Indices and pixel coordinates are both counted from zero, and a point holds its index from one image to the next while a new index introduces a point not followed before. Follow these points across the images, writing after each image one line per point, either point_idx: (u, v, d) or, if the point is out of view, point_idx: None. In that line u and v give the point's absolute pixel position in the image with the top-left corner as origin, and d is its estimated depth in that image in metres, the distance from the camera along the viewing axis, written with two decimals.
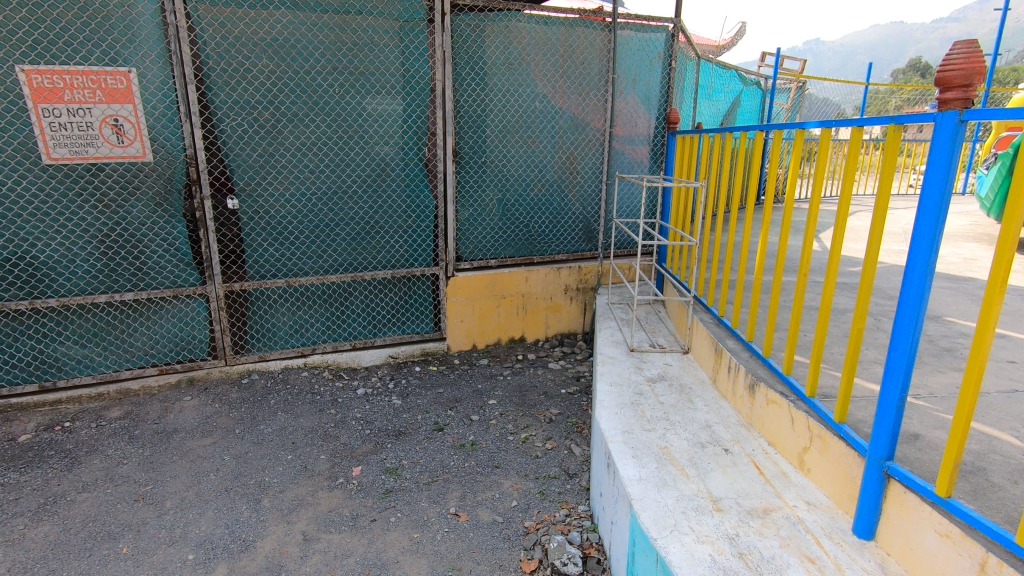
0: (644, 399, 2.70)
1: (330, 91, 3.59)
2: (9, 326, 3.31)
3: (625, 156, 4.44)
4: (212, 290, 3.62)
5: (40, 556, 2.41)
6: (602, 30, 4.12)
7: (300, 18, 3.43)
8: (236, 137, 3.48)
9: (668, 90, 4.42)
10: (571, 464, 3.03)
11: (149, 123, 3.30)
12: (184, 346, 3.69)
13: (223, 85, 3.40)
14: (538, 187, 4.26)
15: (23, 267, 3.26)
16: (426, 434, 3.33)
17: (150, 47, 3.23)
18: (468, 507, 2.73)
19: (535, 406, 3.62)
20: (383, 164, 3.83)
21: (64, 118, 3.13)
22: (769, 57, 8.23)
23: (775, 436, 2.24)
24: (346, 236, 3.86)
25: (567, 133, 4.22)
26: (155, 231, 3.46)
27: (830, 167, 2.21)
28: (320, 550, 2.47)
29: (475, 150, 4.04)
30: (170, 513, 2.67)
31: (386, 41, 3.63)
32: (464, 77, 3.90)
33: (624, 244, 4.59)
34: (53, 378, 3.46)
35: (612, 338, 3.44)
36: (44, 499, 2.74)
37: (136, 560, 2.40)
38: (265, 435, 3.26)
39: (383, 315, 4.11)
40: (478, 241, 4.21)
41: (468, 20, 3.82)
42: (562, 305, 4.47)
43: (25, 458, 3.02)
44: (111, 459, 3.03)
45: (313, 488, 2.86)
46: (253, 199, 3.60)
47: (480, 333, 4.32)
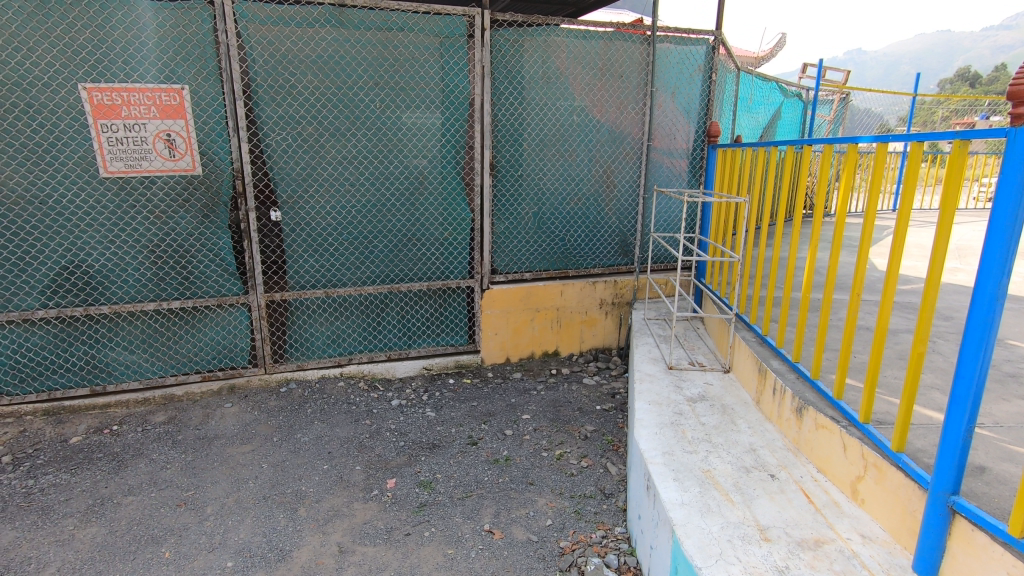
0: (684, 419, 2.63)
1: (371, 106, 3.66)
2: (64, 332, 3.45)
3: (663, 169, 4.38)
4: (255, 299, 3.71)
5: (87, 557, 2.48)
6: (641, 43, 4.11)
7: (345, 36, 3.52)
8: (280, 151, 3.58)
9: (708, 103, 4.36)
10: (607, 484, 2.96)
11: (199, 138, 3.42)
12: (226, 354, 3.77)
13: (270, 101, 3.50)
14: (574, 200, 4.24)
15: (79, 275, 3.40)
16: (460, 447, 3.31)
17: (203, 65, 3.35)
18: (502, 524, 2.69)
19: (570, 423, 3.57)
20: (421, 177, 3.87)
21: (121, 133, 3.27)
22: (811, 68, 8.03)
23: (825, 463, 2.15)
24: (384, 248, 3.91)
25: (605, 147, 4.20)
26: (202, 242, 3.57)
27: (885, 183, 2.13)
28: (355, 562, 2.47)
29: (512, 163, 4.05)
30: (210, 519, 2.72)
31: (427, 56, 3.70)
32: (502, 91, 3.92)
33: (661, 258, 4.52)
34: (103, 383, 3.58)
35: (650, 355, 3.37)
36: (93, 500, 2.83)
37: (177, 564, 2.45)
38: (302, 444, 3.30)
39: (418, 327, 4.13)
40: (514, 254, 4.20)
41: (508, 35, 3.85)
42: (597, 319, 4.42)
43: (76, 459, 3.14)
44: (155, 464, 3.11)
45: (348, 499, 2.87)
46: (295, 211, 3.68)
47: (515, 346, 4.29)
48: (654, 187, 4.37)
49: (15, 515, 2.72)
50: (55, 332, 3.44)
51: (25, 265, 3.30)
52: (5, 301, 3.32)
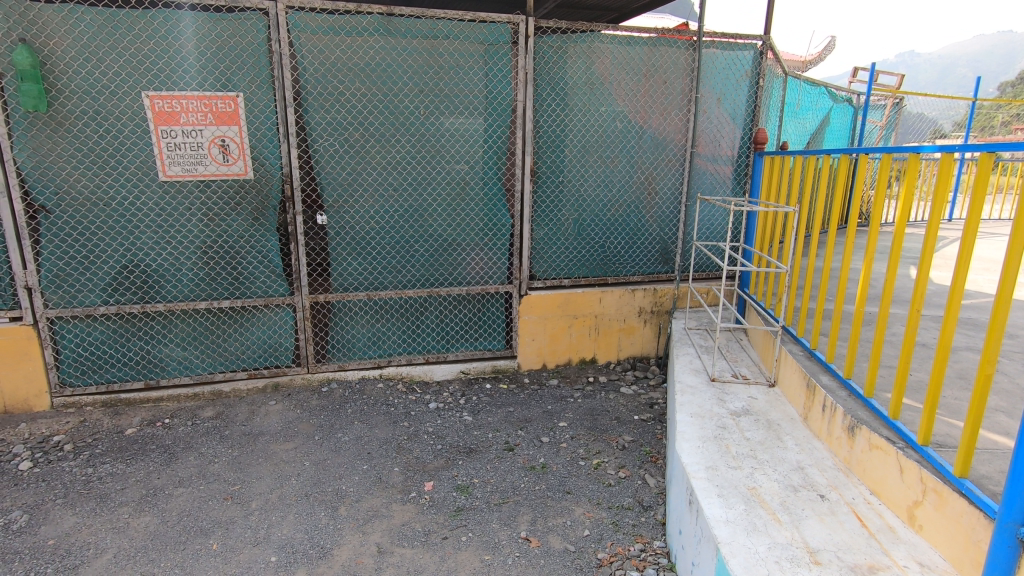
0: (728, 433, 2.57)
1: (415, 112, 3.73)
2: (123, 328, 3.62)
3: (706, 176, 4.30)
4: (300, 300, 3.81)
5: (141, 545, 2.59)
6: (686, 49, 4.06)
7: (392, 44, 3.59)
8: (328, 156, 3.67)
9: (754, 109, 4.27)
10: (645, 496, 2.92)
11: (252, 144, 3.53)
12: (271, 353, 3.88)
13: (318, 107, 3.59)
14: (615, 207, 4.21)
15: (137, 274, 3.56)
16: (497, 453, 3.32)
17: (257, 73, 3.47)
18: (539, 532, 2.68)
19: (607, 432, 3.53)
20: (463, 183, 3.91)
21: (179, 139, 3.41)
22: (862, 73, 7.78)
23: (880, 485, 2.06)
24: (424, 252, 3.96)
25: (647, 154, 4.16)
26: (251, 244, 3.69)
27: (948, 194, 2.04)
28: (393, 563, 2.50)
29: (553, 169, 4.04)
30: (255, 513, 2.80)
31: (471, 63, 3.74)
32: (545, 98, 3.92)
33: (703, 266, 4.43)
34: (156, 377, 3.73)
35: (691, 366, 3.30)
36: (146, 490, 2.95)
37: (224, 557, 2.53)
38: (342, 443, 3.37)
39: (456, 331, 4.16)
40: (553, 260, 4.20)
41: (551, 41, 3.85)
42: (636, 327, 4.37)
43: (130, 450, 3.28)
44: (204, 457, 3.23)
45: (387, 500, 2.91)
46: (340, 215, 3.76)
47: (552, 353, 4.27)
48: (697, 194, 4.30)
49: (75, 501, 2.86)
50: (114, 327, 3.61)
51: (89, 264, 3.48)
52: (70, 297, 3.50)
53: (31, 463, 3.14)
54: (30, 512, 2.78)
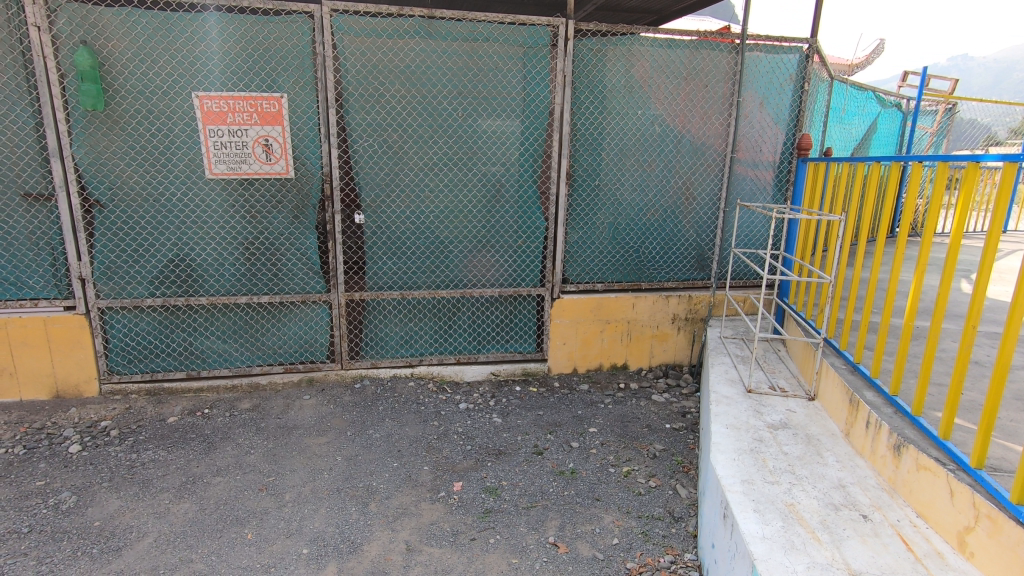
0: (765, 447, 2.50)
1: (453, 114, 3.75)
2: (168, 319, 3.75)
3: (746, 182, 4.21)
4: (336, 298, 3.87)
5: (180, 531, 2.67)
6: (729, 52, 3.99)
7: (432, 46, 3.63)
8: (367, 157, 3.72)
9: (798, 114, 4.16)
10: (676, 506, 2.87)
11: (294, 143, 3.61)
12: (307, 348, 3.95)
13: (359, 109, 3.65)
14: (650, 212, 4.15)
15: (183, 268, 3.68)
16: (526, 456, 3.31)
17: (301, 75, 3.55)
18: (567, 538, 2.67)
19: (638, 439, 3.48)
20: (498, 185, 3.92)
21: (225, 138, 3.51)
22: (913, 77, 7.50)
23: (927, 508, 1.98)
24: (458, 253, 3.98)
25: (686, 158, 4.09)
26: (291, 241, 3.77)
27: (1011, 205, 1.94)
28: (422, 562, 2.52)
29: (589, 172, 4.02)
30: (288, 505, 2.86)
31: (511, 65, 3.75)
32: (583, 101, 3.90)
33: (740, 274, 4.33)
34: (197, 368, 3.85)
35: (727, 376, 3.22)
36: (186, 478, 3.05)
37: (258, 546, 2.59)
38: (373, 440, 3.42)
39: (487, 332, 4.17)
40: (586, 264, 4.17)
41: (591, 44, 3.83)
42: (669, 334, 4.30)
43: (172, 438, 3.40)
44: (241, 448, 3.31)
45: (416, 499, 2.93)
46: (377, 215, 3.82)
47: (583, 357, 4.24)
48: (736, 200, 4.21)
49: (120, 485, 2.98)
50: (160, 319, 3.74)
51: (137, 257, 3.62)
52: (120, 289, 3.64)
53: (80, 447, 3.28)
54: (78, 493, 2.90)
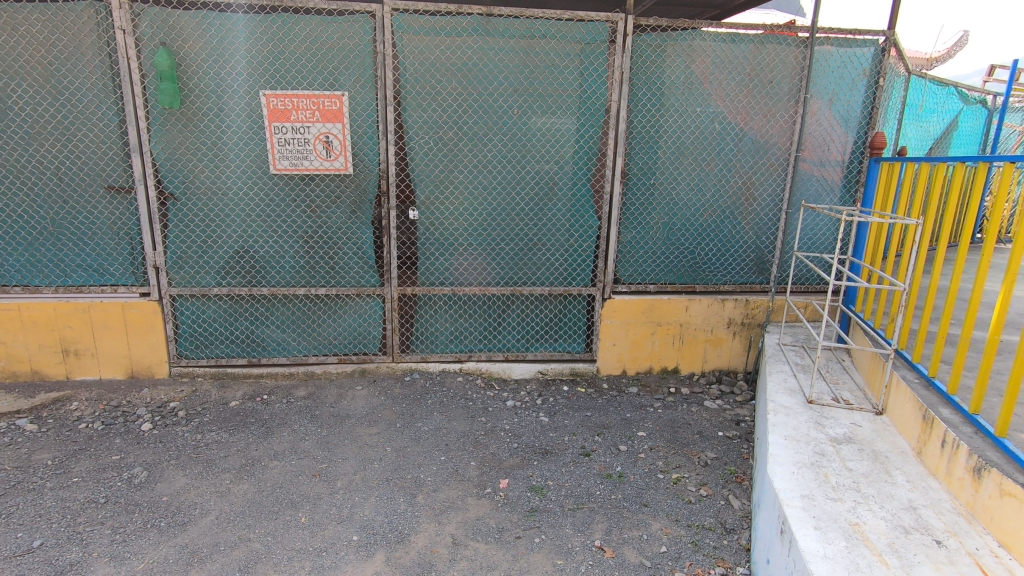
0: (827, 461, 2.38)
1: (509, 112, 3.76)
2: (232, 308, 3.93)
3: (811, 183, 4.03)
4: (389, 292, 3.95)
5: (239, 511, 2.80)
6: (796, 46, 3.82)
7: (490, 44, 3.65)
8: (422, 154, 3.78)
9: (872, 111, 3.94)
10: (728, 518, 2.77)
11: (353, 140, 3.70)
12: (360, 340, 4.06)
13: (416, 107, 3.70)
14: (707, 213, 4.03)
15: (247, 260, 3.84)
16: (573, 457, 3.28)
17: (362, 73, 3.63)
18: (613, 542, 2.63)
19: (689, 446, 3.39)
20: (551, 183, 3.89)
21: (289, 135, 3.63)
22: (1001, 71, 6.94)
23: (1011, 538, 1.85)
24: (510, 252, 3.99)
25: (747, 157, 3.95)
26: (348, 236, 3.87)
27: None
28: (467, 556, 2.54)
29: (645, 171, 3.93)
30: (340, 492, 2.95)
31: (567, 62, 3.71)
32: (641, 98, 3.82)
33: (802, 278, 4.14)
34: (258, 355, 4.01)
35: (786, 385, 3.08)
36: (246, 460, 3.19)
37: (311, 530, 2.68)
38: (422, 433, 3.47)
39: (536, 331, 4.15)
40: (638, 264, 4.09)
41: (650, 40, 3.74)
42: (724, 339, 4.17)
43: (233, 421, 3.56)
44: (296, 434, 3.44)
45: (463, 493, 2.96)
46: (430, 212, 3.87)
47: (632, 359, 4.17)
48: (800, 201, 4.03)
49: (186, 463, 3.15)
50: (225, 307, 3.92)
51: (206, 249, 3.81)
52: (189, 277, 3.83)
53: (151, 425, 3.49)
54: (148, 469, 3.09)
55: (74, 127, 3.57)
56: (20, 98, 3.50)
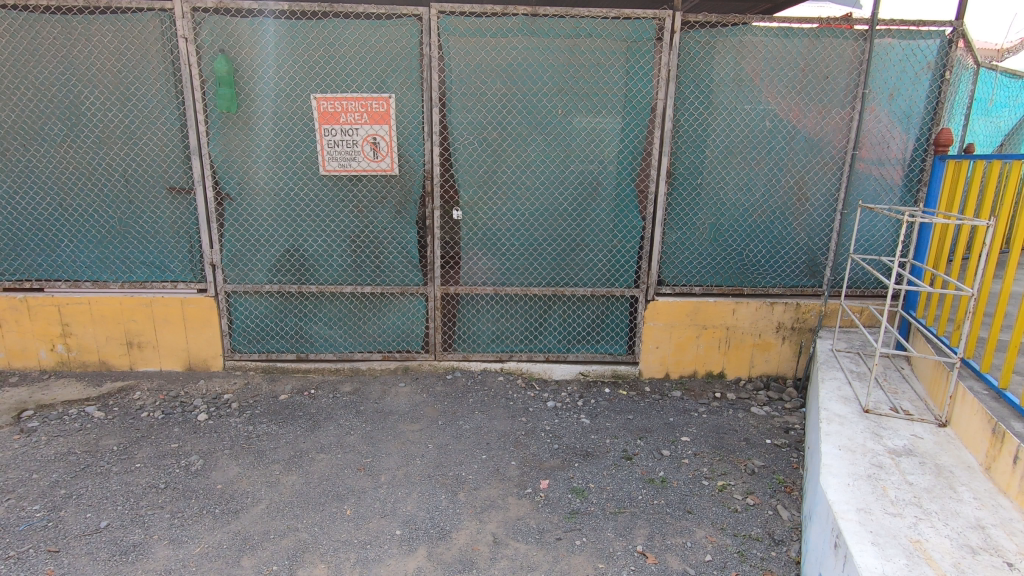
0: (885, 474, 2.27)
1: (553, 112, 3.75)
2: (283, 304, 4.06)
3: (868, 182, 3.86)
4: (432, 291, 4.01)
5: (288, 501, 2.89)
6: (854, 40, 3.66)
7: (535, 44, 3.64)
8: (466, 155, 3.81)
9: (936, 106, 3.74)
10: (776, 528, 2.69)
11: (400, 141, 3.77)
12: (404, 338, 4.13)
13: (461, 108, 3.74)
14: (756, 213, 3.91)
15: (297, 258, 3.97)
16: (614, 460, 3.24)
17: (409, 75, 3.70)
18: (656, 549, 2.58)
19: (735, 453, 3.30)
20: (595, 183, 3.86)
21: (338, 137, 3.73)
22: None
23: None
24: (552, 252, 3.97)
25: (799, 156, 3.81)
26: (394, 235, 3.95)
27: None
28: (508, 556, 2.55)
29: (692, 171, 3.85)
30: (384, 486, 3.01)
31: (613, 61, 3.67)
32: (688, 96, 3.74)
33: (857, 281, 3.97)
34: (306, 351, 4.13)
35: (840, 392, 2.95)
36: (294, 452, 3.30)
37: (356, 523, 2.75)
38: (463, 431, 3.50)
39: (578, 332, 4.12)
40: (683, 266, 4.01)
41: (699, 36, 3.66)
42: (772, 343, 4.04)
43: (283, 414, 3.69)
44: (342, 428, 3.53)
45: (504, 492, 2.97)
46: (474, 212, 3.90)
47: (676, 363, 4.09)
48: (856, 201, 3.86)
49: (239, 453, 3.28)
50: (276, 303, 4.06)
51: (259, 247, 3.95)
52: (243, 275, 3.98)
53: (207, 416, 3.65)
54: (204, 457, 3.23)
55: (140, 131, 3.77)
56: (92, 105, 3.72)
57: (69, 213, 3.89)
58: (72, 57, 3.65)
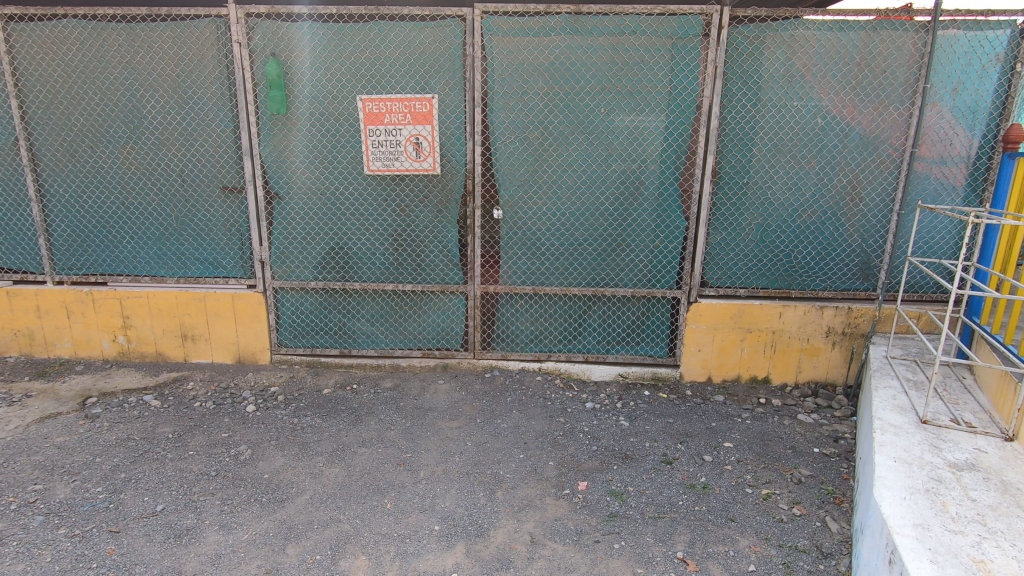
0: (945, 489, 2.16)
1: (595, 111, 3.71)
2: (327, 301, 4.17)
3: (928, 182, 3.67)
4: (472, 290, 4.04)
5: (331, 492, 2.97)
6: (915, 32, 3.49)
7: (578, 42, 3.62)
8: (507, 155, 3.82)
9: (1005, 100, 3.53)
10: (824, 541, 2.59)
11: (442, 141, 3.81)
12: (443, 336, 4.17)
13: (503, 108, 3.75)
14: (806, 214, 3.77)
15: (341, 256, 4.06)
16: (654, 464, 3.19)
17: (452, 76, 3.74)
18: (697, 556, 2.53)
19: (780, 461, 3.20)
20: (637, 183, 3.81)
21: (382, 137, 3.80)
22: None
23: None
24: (593, 253, 3.94)
25: (853, 155, 3.66)
26: (435, 234, 3.99)
27: None
28: (545, 556, 2.55)
29: (738, 170, 3.75)
30: (423, 482, 3.05)
31: (658, 58, 3.61)
32: (735, 93, 3.65)
33: (914, 286, 3.79)
34: (349, 347, 4.23)
35: (895, 401, 2.82)
36: (337, 445, 3.38)
37: (396, 516, 2.80)
38: (501, 430, 3.51)
39: (618, 333, 4.08)
40: (728, 267, 3.91)
41: (747, 31, 3.56)
42: (821, 349, 3.89)
43: (326, 408, 3.79)
44: (383, 423, 3.60)
45: (542, 492, 2.97)
46: (514, 212, 3.90)
47: (719, 367, 3.99)
48: (914, 201, 3.68)
49: (285, 444, 3.38)
50: (321, 300, 4.16)
51: (306, 245, 4.06)
52: (290, 272, 4.10)
53: (255, 407, 3.79)
54: (252, 447, 3.35)
55: (196, 133, 3.93)
56: (153, 108, 3.90)
57: (130, 211, 4.10)
58: (135, 63, 3.84)
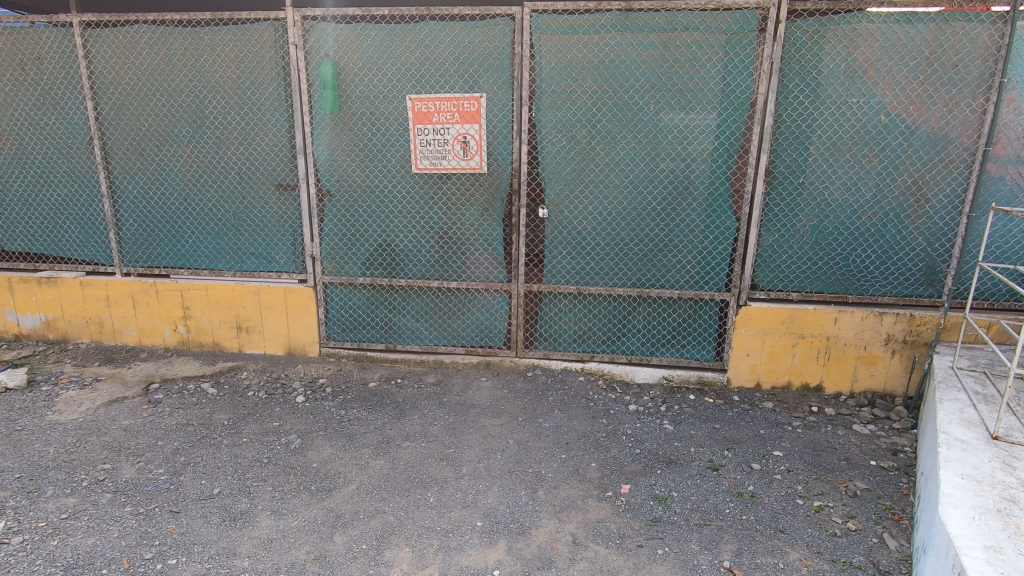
0: (1020, 510, 2.04)
1: (644, 109, 3.66)
2: (374, 297, 4.26)
3: (1002, 184, 3.45)
4: (516, 288, 4.05)
5: (377, 484, 3.04)
6: (991, 23, 3.29)
7: (628, 40, 3.57)
8: (554, 153, 3.80)
9: None
10: (881, 558, 2.48)
11: (489, 141, 3.83)
12: (486, 334, 4.20)
13: (550, 106, 3.73)
14: (866, 215, 3.61)
15: (389, 253, 4.14)
16: (699, 470, 3.13)
17: (500, 75, 3.75)
18: (744, 566, 2.46)
19: (834, 472, 3.08)
20: (686, 183, 3.72)
21: (430, 136, 3.85)
22: None
23: None
24: (639, 253, 3.88)
25: (919, 153, 3.48)
26: (480, 233, 4.02)
27: None
28: (587, 558, 2.53)
29: (793, 169, 3.62)
30: (465, 478, 3.08)
31: (710, 55, 3.52)
32: (792, 89, 3.52)
33: (984, 292, 3.58)
34: (394, 342, 4.32)
35: (962, 415, 2.67)
36: (382, 438, 3.45)
37: (439, 510, 2.83)
38: (543, 429, 3.51)
39: (663, 335, 4.01)
40: (780, 270, 3.78)
41: (806, 25, 3.43)
42: (880, 357, 3.72)
43: (372, 401, 3.87)
44: (426, 418, 3.65)
45: (584, 494, 2.95)
46: (559, 211, 3.88)
47: (768, 372, 3.87)
48: (987, 203, 3.47)
49: (332, 435, 3.48)
50: (368, 295, 4.26)
51: (354, 241, 4.16)
52: (339, 267, 4.21)
53: (304, 398, 3.91)
54: (301, 437, 3.46)
55: (253, 132, 4.09)
56: (214, 109, 4.07)
57: (192, 207, 4.29)
58: (199, 65, 4.02)
